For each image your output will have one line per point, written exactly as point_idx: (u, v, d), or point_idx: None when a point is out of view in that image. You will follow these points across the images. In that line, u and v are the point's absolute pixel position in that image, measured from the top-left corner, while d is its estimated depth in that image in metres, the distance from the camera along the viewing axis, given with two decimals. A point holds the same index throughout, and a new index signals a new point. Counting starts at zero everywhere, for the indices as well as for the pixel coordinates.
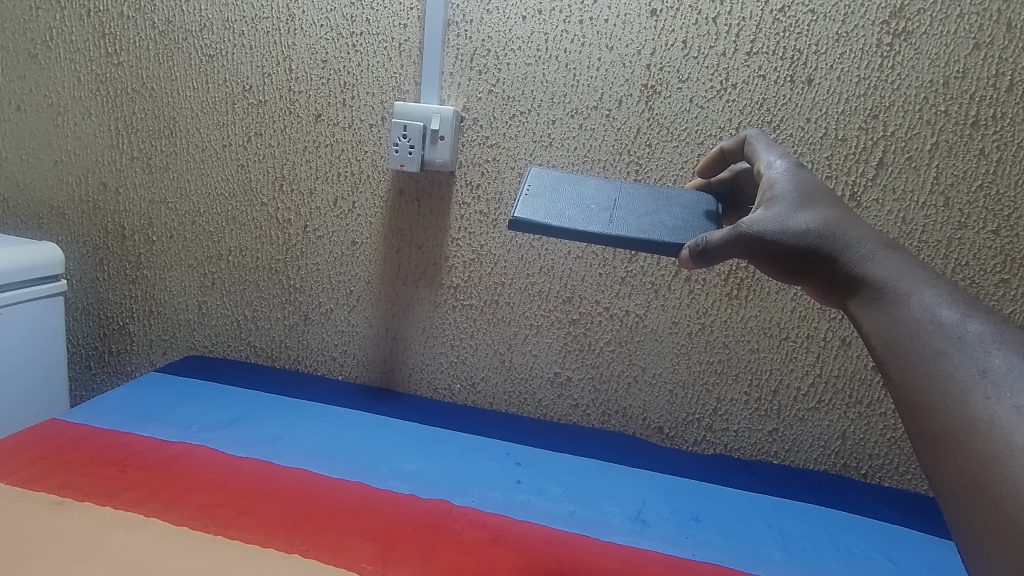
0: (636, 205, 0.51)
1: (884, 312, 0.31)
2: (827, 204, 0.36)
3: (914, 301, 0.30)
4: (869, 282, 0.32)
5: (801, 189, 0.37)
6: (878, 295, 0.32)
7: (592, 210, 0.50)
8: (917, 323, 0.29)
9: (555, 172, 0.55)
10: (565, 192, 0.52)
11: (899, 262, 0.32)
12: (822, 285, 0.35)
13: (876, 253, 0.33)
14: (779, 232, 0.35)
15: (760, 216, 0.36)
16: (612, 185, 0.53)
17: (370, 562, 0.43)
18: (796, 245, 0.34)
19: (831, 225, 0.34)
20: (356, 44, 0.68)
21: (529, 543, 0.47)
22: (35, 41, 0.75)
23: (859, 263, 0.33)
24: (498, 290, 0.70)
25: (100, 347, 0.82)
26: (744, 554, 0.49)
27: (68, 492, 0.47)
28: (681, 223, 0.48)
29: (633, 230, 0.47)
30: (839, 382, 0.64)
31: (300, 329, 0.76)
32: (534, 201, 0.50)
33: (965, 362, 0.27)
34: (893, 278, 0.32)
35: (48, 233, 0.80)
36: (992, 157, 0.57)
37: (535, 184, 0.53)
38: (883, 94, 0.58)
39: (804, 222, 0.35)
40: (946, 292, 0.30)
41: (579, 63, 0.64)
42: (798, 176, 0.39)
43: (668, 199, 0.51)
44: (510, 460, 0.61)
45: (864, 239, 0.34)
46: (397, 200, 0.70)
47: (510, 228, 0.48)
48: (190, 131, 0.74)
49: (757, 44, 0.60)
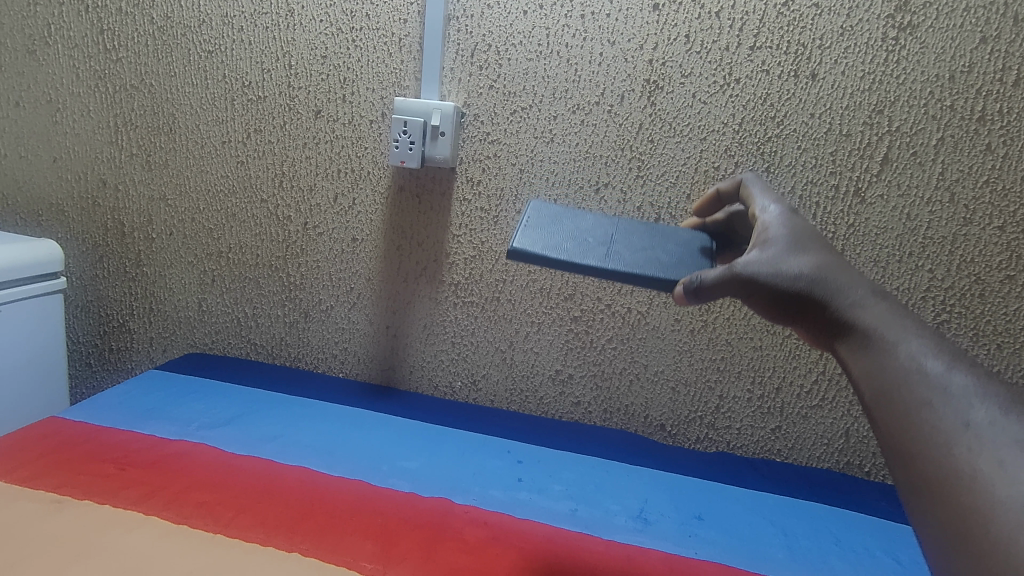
0: (633, 241, 0.51)
1: (873, 358, 0.31)
2: (821, 251, 0.37)
3: (903, 349, 0.31)
4: (858, 328, 0.32)
5: (794, 236, 0.38)
6: (867, 341, 0.32)
7: (590, 243, 0.49)
8: (903, 372, 0.30)
9: (554, 206, 0.54)
10: (564, 226, 0.51)
11: (889, 311, 0.33)
12: (812, 328, 0.35)
13: (866, 300, 0.33)
14: (771, 274, 0.35)
15: (753, 258, 0.37)
16: (609, 222, 0.53)
17: (371, 561, 0.42)
18: (788, 288, 0.35)
19: (822, 270, 0.35)
20: (356, 39, 0.68)
21: (529, 543, 0.47)
22: (34, 37, 0.75)
23: (849, 308, 0.33)
24: (499, 287, 0.70)
25: (100, 344, 0.82)
26: (746, 553, 0.49)
27: (68, 490, 0.47)
28: (677, 260, 0.48)
29: (630, 266, 0.47)
30: (842, 380, 0.64)
31: (300, 326, 0.76)
32: (533, 231, 0.50)
33: (950, 413, 0.27)
34: (882, 325, 0.32)
35: (47, 230, 0.79)
36: (999, 152, 0.56)
37: (534, 217, 0.52)
38: (887, 89, 0.58)
39: (796, 267, 0.35)
40: (934, 344, 0.31)
41: (581, 58, 0.63)
42: (793, 224, 0.40)
43: (664, 236, 0.52)
44: (512, 459, 0.60)
45: (856, 287, 0.34)
46: (398, 196, 0.70)
47: (507, 256, 0.47)
48: (189, 127, 0.74)
49: (761, 38, 0.59)
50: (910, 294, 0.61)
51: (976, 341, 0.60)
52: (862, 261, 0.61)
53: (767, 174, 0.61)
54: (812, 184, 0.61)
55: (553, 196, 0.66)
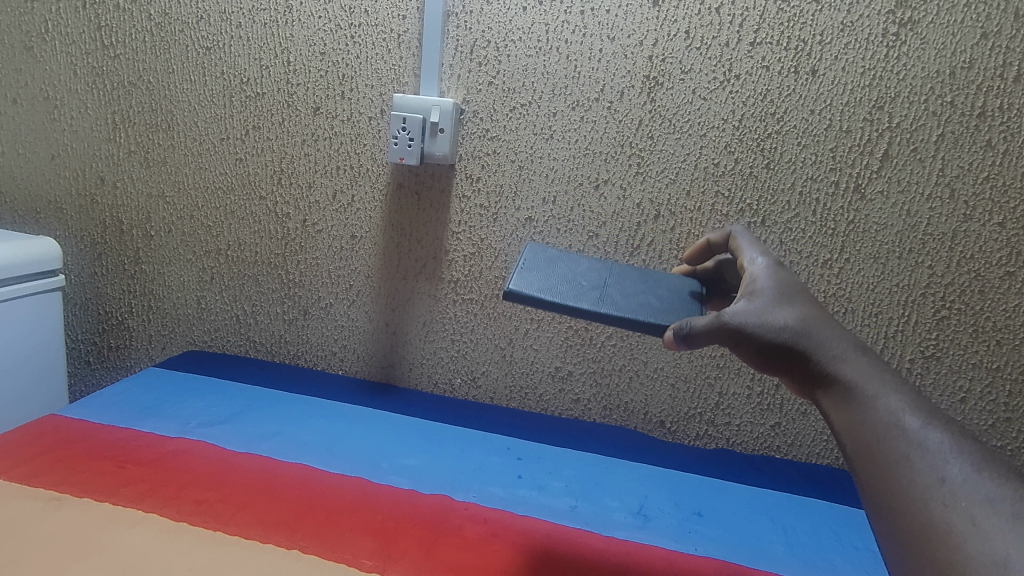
0: (625, 287, 0.53)
1: (854, 412, 0.32)
2: (806, 304, 0.38)
3: (882, 404, 0.32)
4: (840, 381, 0.34)
5: (781, 289, 0.40)
6: (848, 396, 0.33)
7: (583, 287, 0.51)
8: (883, 427, 0.31)
9: (550, 250, 0.57)
10: (559, 268, 0.54)
11: (869, 366, 0.34)
12: (797, 380, 0.36)
13: (848, 355, 0.35)
14: (759, 326, 0.36)
15: (742, 309, 0.38)
16: (603, 266, 0.56)
17: (371, 558, 0.42)
18: (775, 340, 0.36)
19: (808, 324, 0.36)
20: (355, 35, 0.67)
21: (530, 538, 0.47)
22: (31, 33, 0.74)
23: (833, 362, 0.34)
24: (499, 284, 0.69)
25: (99, 342, 0.82)
26: (746, 549, 0.49)
27: (67, 488, 0.47)
28: (667, 305, 0.50)
29: (621, 310, 0.49)
30: None
31: (299, 324, 0.76)
32: (529, 273, 0.52)
33: (927, 468, 0.28)
34: (863, 380, 0.33)
35: (45, 227, 0.79)
36: (999, 148, 0.56)
37: (530, 259, 0.54)
38: (888, 85, 0.57)
39: (782, 319, 0.36)
40: (911, 400, 0.32)
41: (580, 54, 0.63)
42: (779, 277, 0.41)
43: (655, 282, 0.54)
44: (511, 455, 0.60)
45: (838, 340, 0.35)
46: (397, 193, 0.70)
47: (505, 297, 0.49)
48: (187, 124, 0.73)
49: (761, 34, 0.59)
50: (910, 291, 0.61)
51: (975, 338, 0.60)
52: (861, 257, 0.61)
53: (767, 170, 0.61)
54: (812, 180, 0.60)
55: (552, 193, 0.66)
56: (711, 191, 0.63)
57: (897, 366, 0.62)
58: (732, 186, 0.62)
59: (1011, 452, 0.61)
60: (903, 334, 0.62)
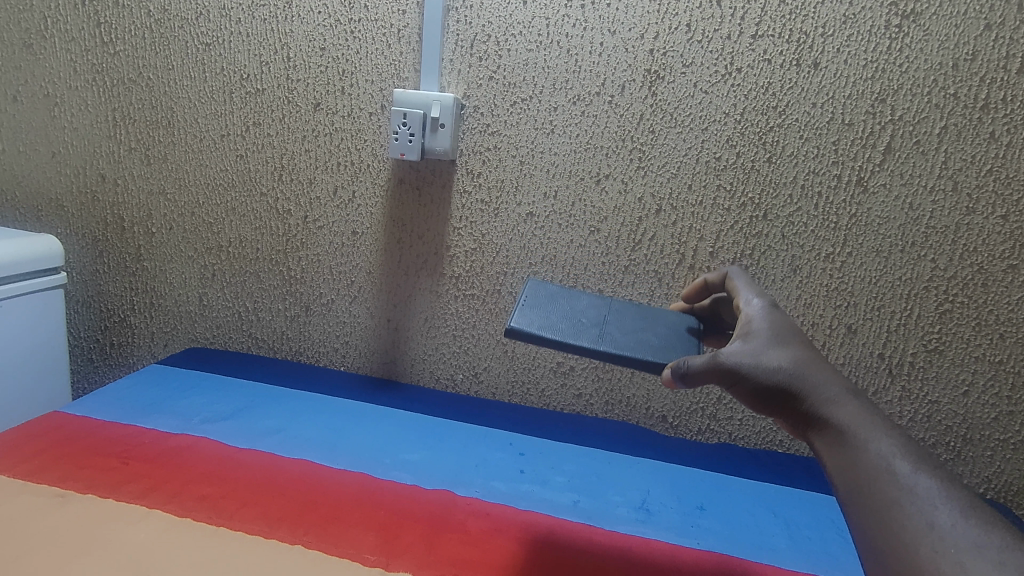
0: (624, 323, 0.53)
1: (846, 455, 0.32)
2: (799, 345, 0.38)
3: (873, 448, 0.32)
4: (833, 425, 0.34)
5: (775, 330, 0.40)
6: (840, 439, 0.33)
7: (582, 324, 0.51)
8: (874, 470, 0.31)
9: (550, 286, 0.57)
10: (559, 305, 0.54)
11: (860, 409, 0.34)
12: (791, 421, 0.36)
13: (841, 398, 0.35)
14: (754, 367, 0.37)
15: (737, 350, 0.38)
16: (603, 302, 0.56)
17: (374, 552, 0.43)
18: (769, 382, 0.36)
19: (801, 365, 0.36)
20: (355, 31, 0.67)
21: (533, 532, 0.47)
22: (30, 30, 0.74)
23: (825, 405, 0.35)
24: (501, 279, 0.69)
25: (101, 339, 0.82)
26: (747, 542, 0.49)
27: (71, 484, 0.47)
28: (666, 343, 0.50)
29: (620, 347, 0.49)
30: (845, 370, 0.64)
31: (301, 320, 0.76)
32: (531, 313, 0.51)
33: (916, 513, 0.28)
34: (854, 424, 0.33)
35: (46, 225, 0.79)
36: (1003, 141, 0.56)
37: (532, 295, 0.54)
38: (890, 78, 0.57)
39: (776, 361, 0.37)
40: (901, 445, 0.32)
41: (581, 48, 0.62)
42: (773, 317, 0.42)
43: (654, 318, 0.54)
44: (514, 451, 0.60)
45: (831, 383, 0.36)
46: (398, 188, 0.69)
47: (507, 335, 0.49)
48: (188, 121, 0.73)
49: (763, 27, 0.59)
50: (912, 284, 0.60)
51: (978, 331, 0.60)
52: (864, 251, 0.61)
53: (769, 164, 0.61)
54: (814, 174, 0.60)
55: (554, 188, 0.66)
56: (713, 184, 0.62)
57: (899, 359, 0.62)
58: (734, 180, 0.62)
59: (1013, 445, 0.61)
60: (905, 328, 0.62)
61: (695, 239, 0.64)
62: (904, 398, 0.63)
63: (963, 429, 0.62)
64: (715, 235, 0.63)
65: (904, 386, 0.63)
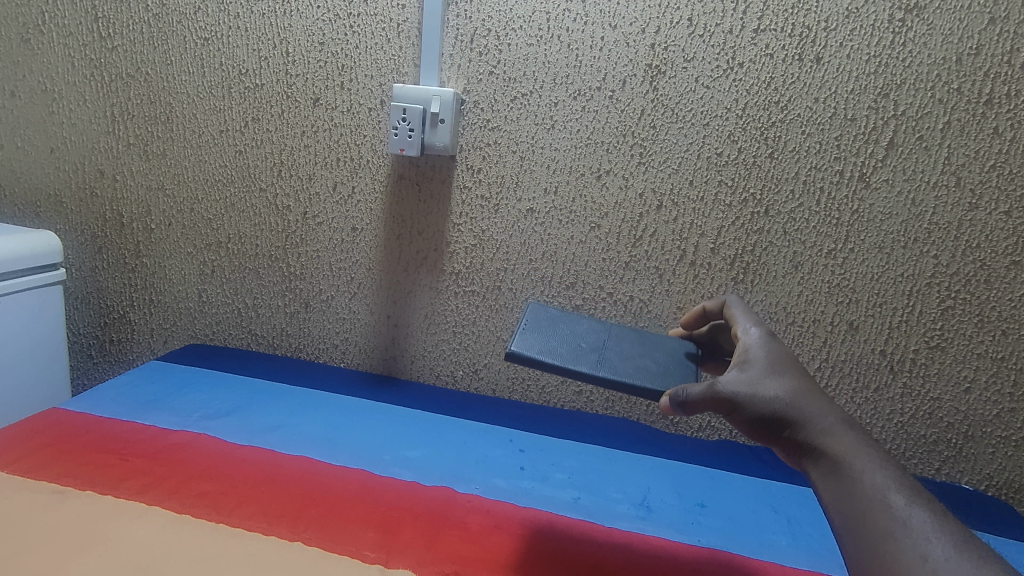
0: (623, 348, 0.53)
1: (842, 487, 0.32)
2: (796, 375, 0.38)
3: (867, 480, 0.32)
4: (829, 456, 0.33)
5: (772, 359, 0.40)
6: (834, 470, 0.33)
7: (582, 350, 0.51)
8: (869, 501, 0.31)
9: (550, 309, 0.57)
10: (560, 330, 0.54)
11: (856, 441, 0.34)
12: (787, 451, 0.36)
13: (836, 429, 0.35)
14: (750, 397, 0.37)
15: (734, 379, 0.38)
16: (602, 328, 0.56)
17: (374, 550, 0.42)
18: (765, 412, 0.36)
19: (797, 396, 0.36)
20: (354, 25, 0.67)
21: (533, 529, 0.47)
22: (28, 25, 0.74)
23: (821, 435, 0.34)
24: (501, 276, 0.69)
25: (101, 336, 0.82)
26: (749, 541, 0.49)
27: (70, 481, 0.47)
28: (664, 369, 0.50)
29: (619, 372, 0.48)
30: (846, 367, 0.63)
31: (301, 316, 0.76)
32: (531, 337, 0.51)
33: (910, 546, 0.28)
34: (850, 455, 0.33)
35: (45, 222, 0.79)
36: (1006, 136, 0.56)
37: (532, 320, 0.54)
38: (893, 73, 0.57)
39: (772, 391, 0.37)
40: (896, 478, 0.32)
41: (582, 42, 0.62)
42: (770, 346, 0.42)
43: (653, 344, 0.54)
44: (514, 447, 0.60)
45: (827, 414, 0.35)
46: (397, 184, 0.69)
47: (507, 358, 0.48)
48: (186, 116, 0.73)
49: (765, 21, 0.58)
50: (914, 280, 0.60)
51: (981, 328, 0.60)
52: (866, 247, 0.60)
53: (771, 160, 0.60)
54: (816, 170, 0.60)
55: (554, 184, 0.66)
56: (714, 180, 0.62)
57: (901, 356, 0.62)
58: (735, 176, 0.61)
59: (1015, 442, 0.61)
60: (907, 325, 0.61)
61: (695, 235, 0.64)
62: (906, 395, 0.63)
63: (964, 426, 0.62)
64: (716, 231, 0.63)
65: (906, 383, 0.63)
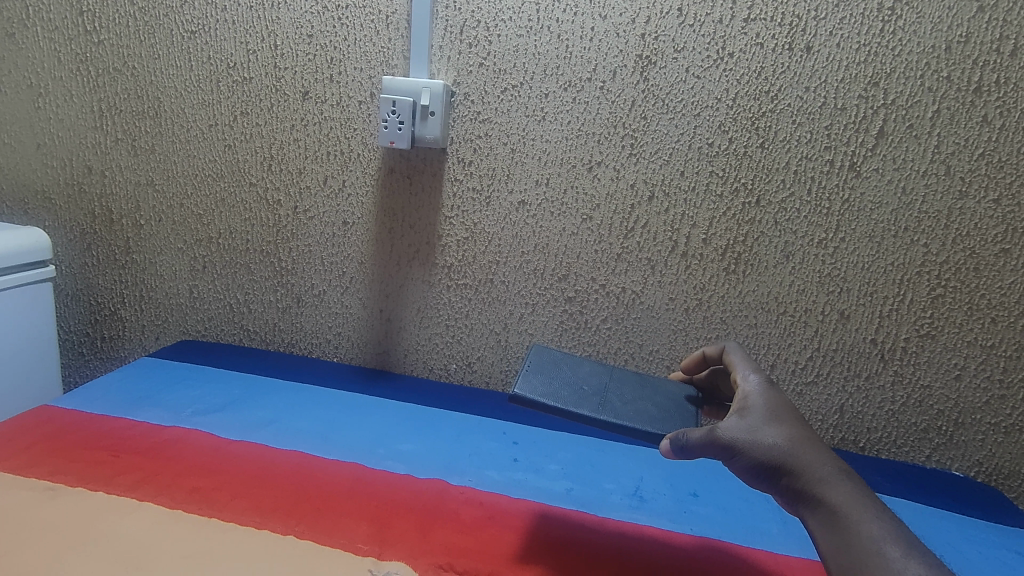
0: (625, 391, 0.53)
1: (841, 536, 0.34)
2: (794, 423, 0.39)
3: (865, 529, 0.34)
4: (827, 505, 0.35)
5: (771, 406, 0.41)
6: (833, 519, 0.35)
7: (584, 393, 0.51)
8: (866, 551, 0.33)
9: (554, 351, 0.58)
10: (563, 372, 0.54)
11: (852, 490, 0.36)
12: (784, 497, 0.37)
13: (832, 477, 0.36)
14: (750, 442, 0.38)
15: (733, 424, 0.39)
16: (604, 370, 0.56)
17: (367, 542, 0.43)
18: (764, 458, 0.37)
19: (795, 444, 0.38)
20: (342, 17, 0.66)
21: (528, 523, 0.47)
22: (12, 19, 0.73)
23: (819, 484, 0.36)
24: (493, 269, 0.69)
25: (92, 333, 0.81)
26: (742, 529, 0.49)
27: (60, 477, 0.47)
28: (664, 413, 0.50)
29: (619, 415, 0.48)
30: (837, 356, 0.64)
31: (293, 312, 0.76)
32: (535, 379, 0.51)
33: None
34: (846, 505, 0.35)
35: (34, 219, 0.78)
36: (995, 124, 0.56)
37: (535, 361, 0.55)
38: (883, 61, 0.57)
39: (771, 438, 0.38)
40: (892, 529, 0.34)
41: (572, 33, 0.62)
42: (769, 394, 0.42)
43: (654, 388, 0.54)
44: (507, 440, 0.60)
45: (823, 462, 0.37)
46: (388, 177, 0.69)
47: (512, 401, 0.48)
48: (174, 111, 0.72)
49: (755, 10, 0.58)
50: (905, 269, 0.60)
51: (970, 315, 0.60)
52: (857, 237, 0.60)
53: (761, 150, 0.60)
54: (806, 159, 0.60)
55: (545, 176, 0.65)
56: (705, 171, 0.62)
57: (892, 344, 0.62)
58: (727, 166, 0.61)
59: (1005, 429, 0.62)
60: (898, 313, 0.61)
61: (687, 226, 0.64)
62: (897, 382, 0.63)
63: (955, 413, 0.62)
64: (707, 222, 0.63)
65: (897, 371, 0.63)
